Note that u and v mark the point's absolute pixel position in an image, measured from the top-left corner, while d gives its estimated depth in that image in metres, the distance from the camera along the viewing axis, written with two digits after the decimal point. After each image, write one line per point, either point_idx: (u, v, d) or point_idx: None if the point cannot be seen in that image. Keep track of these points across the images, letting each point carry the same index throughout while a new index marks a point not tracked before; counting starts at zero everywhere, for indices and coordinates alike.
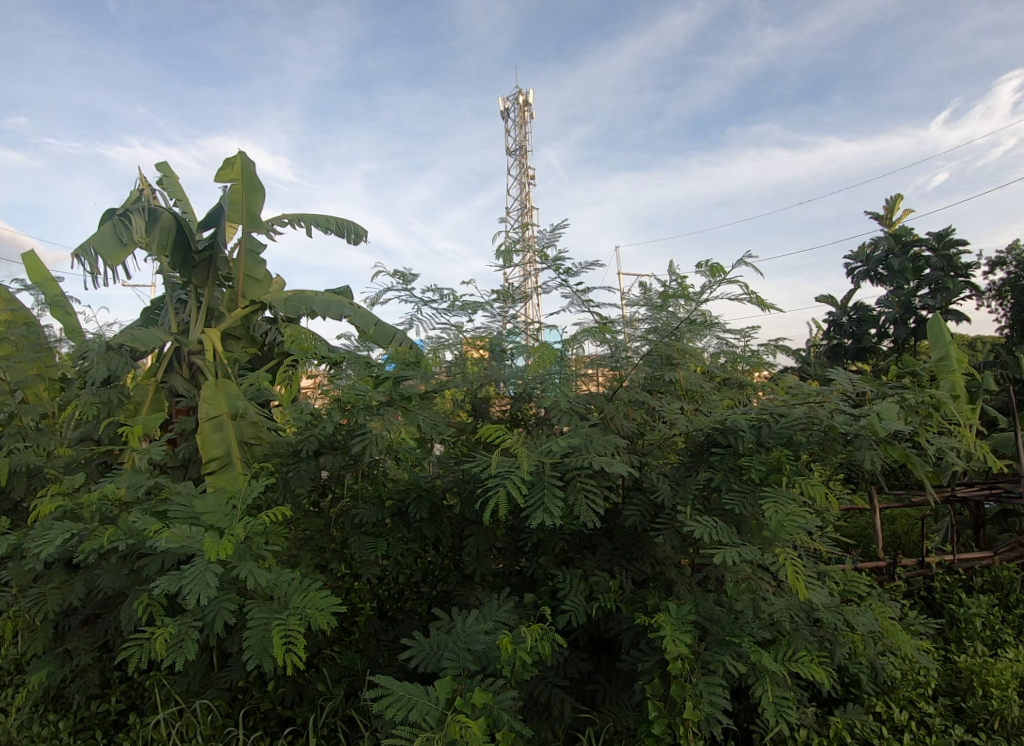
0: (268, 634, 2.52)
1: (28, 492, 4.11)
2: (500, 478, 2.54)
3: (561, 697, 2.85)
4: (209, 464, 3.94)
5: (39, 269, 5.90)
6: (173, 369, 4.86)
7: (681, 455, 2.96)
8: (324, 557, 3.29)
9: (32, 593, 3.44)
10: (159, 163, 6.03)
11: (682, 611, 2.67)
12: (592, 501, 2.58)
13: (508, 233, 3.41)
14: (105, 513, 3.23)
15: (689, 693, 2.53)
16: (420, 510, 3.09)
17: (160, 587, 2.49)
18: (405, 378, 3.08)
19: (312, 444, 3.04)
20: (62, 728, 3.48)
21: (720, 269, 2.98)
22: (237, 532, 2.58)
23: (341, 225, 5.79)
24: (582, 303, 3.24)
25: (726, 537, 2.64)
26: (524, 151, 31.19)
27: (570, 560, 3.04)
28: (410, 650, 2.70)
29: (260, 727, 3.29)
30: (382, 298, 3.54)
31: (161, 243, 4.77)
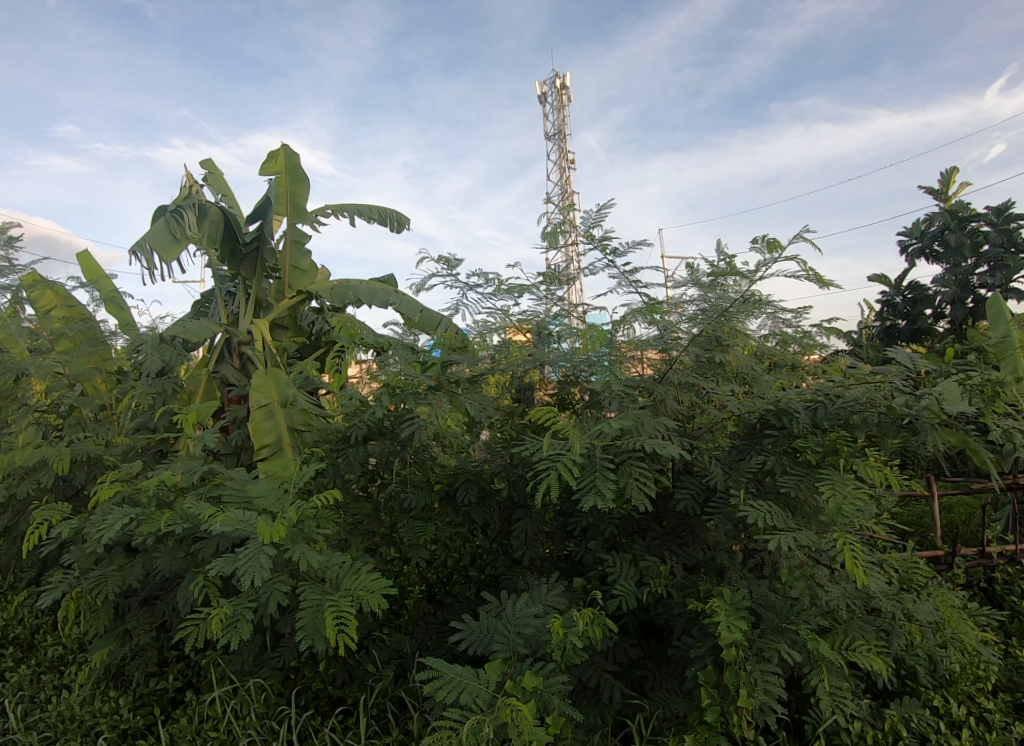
0: (320, 616, 2.56)
1: (89, 480, 4.26)
2: (551, 461, 2.53)
3: (610, 682, 2.83)
4: (260, 451, 3.99)
5: (92, 268, 6.08)
6: (224, 360, 4.93)
7: (733, 439, 2.90)
8: (373, 541, 3.32)
9: (94, 574, 3.56)
10: (205, 160, 6.15)
11: (736, 597, 2.62)
12: (643, 484, 2.53)
13: (552, 214, 3.37)
14: (162, 498, 3.28)
15: (744, 681, 2.49)
16: (468, 493, 3.12)
17: (215, 568, 2.54)
18: (452, 363, 3.10)
19: (361, 430, 3.12)
20: (123, 704, 3.61)
21: (778, 244, 2.88)
22: (290, 516, 2.62)
23: (384, 214, 5.82)
24: (630, 284, 3.19)
25: (781, 522, 2.58)
26: (563, 134, 31.05)
27: (620, 545, 3.01)
28: (461, 633, 2.69)
29: (311, 706, 3.36)
30: (427, 285, 3.49)
31: (211, 237, 4.86)
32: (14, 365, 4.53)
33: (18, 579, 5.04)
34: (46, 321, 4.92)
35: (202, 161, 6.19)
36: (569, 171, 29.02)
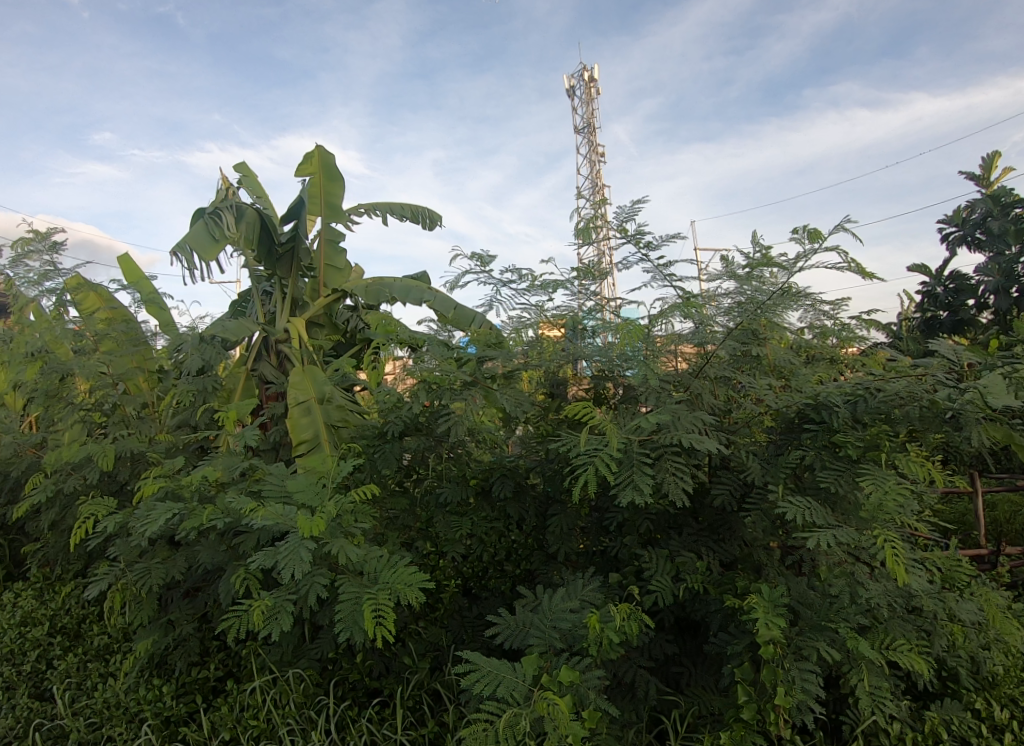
0: (359, 608, 2.60)
1: (132, 475, 4.38)
2: (588, 456, 2.53)
3: (646, 678, 2.83)
4: (299, 447, 4.06)
5: (133, 270, 6.25)
6: (262, 357, 5.04)
7: (770, 433, 2.87)
8: (410, 535, 3.35)
9: (139, 567, 3.65)
10: (240, 163, 6.28)
11: (775, 595, 2.60)
12: (681, 480, 2.53)
13: (585, 210, 3.36)
14: (204, 493, 3.37)
15: (781, 679, 2.47)
16: (505, 488, 3.16)
17: (257, 561, 2.59)
18: (487, 359, 3.12)
19: (397, 426, 3.16)
20: (166, 691, 3.71)
21: (820, 233, 2.83)
22: (329, 510, 2.66)
23: (416, 212, 5.87)
24: (665, 278, 3.18)
25: (820, 518, 2.56)
26: (593, 127, 30.90)
27: (655, 540, 3.01)
28: (497, 627, 2.71)
29: (349, 696, 3.41)
30: (461, 282, 3.51)
31: (249, 238, 4.95)
32: (60, 365, 4.67)
33: (66, 571, 5.21)
34: (91, 322, 5.06)
35: (236, 164, 6.30)
36: (599, 166, 28.86)
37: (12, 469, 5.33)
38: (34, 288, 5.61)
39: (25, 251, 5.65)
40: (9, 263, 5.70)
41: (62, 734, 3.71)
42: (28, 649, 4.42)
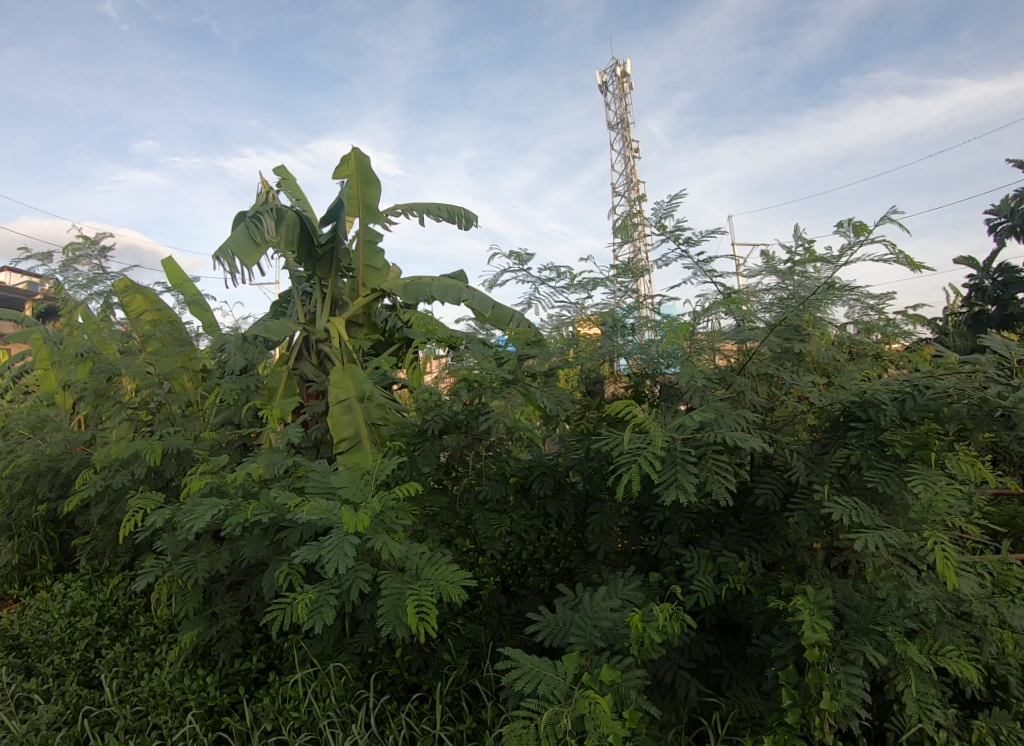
0: (401, 604, 2.62)
1: (178, 471, 4.48)
2: (632, 455, 2.52)
3: (686, 679, 2.81)
4: (340, 444, 4.11)
5: (177, 274, 6.41)
6: (303, 357, 5.13)
7: (814, 431, 2.85)
8: (449, 532, 3.37)
9: (184, 560, 3.74)
10: (279, 167, 6.40)
11: (821, 596, 2.56)
12: (725, 479, 2.51)
13: (623, 207, 3.35)
14: (248, 488, 3.41)
15: (827, 683, 2.43)
16: (544, 485, 3.16)
17: (301, 556, 2.63)
18: (528, 357, 3.14)
19: (437, 423, 3.21)
20: (210, 682, 3.80)
21: (866, 226, 2.78)
22: (372, 506, 2.70)
23: (452, 212, 5.90)
24: (705, 274, 3.15)
25: (868, 519, 2.51)
26: (626, 123, 30.68)
27: (697, 540, 2.99)
28: (537, 624, 2.72)
29: (388, 691, 3.45)
30: (499, 281, 3.54)
31: (289, 240, 5.02)
32: (108, 365, 4.80)
33: (114, 563, 5.39)
34: (138, 322, 5.20)
35: (275, 167, 6.41)
36: (633, 161, 28.64)
37: (62, 465, 5.50)
38: (84, 291, 5.79)
39: (75, 256, 5.82)
40: (59, 267, 5.89)
41: (109, 720, 3.79)
42: (77, 638, 4.56)
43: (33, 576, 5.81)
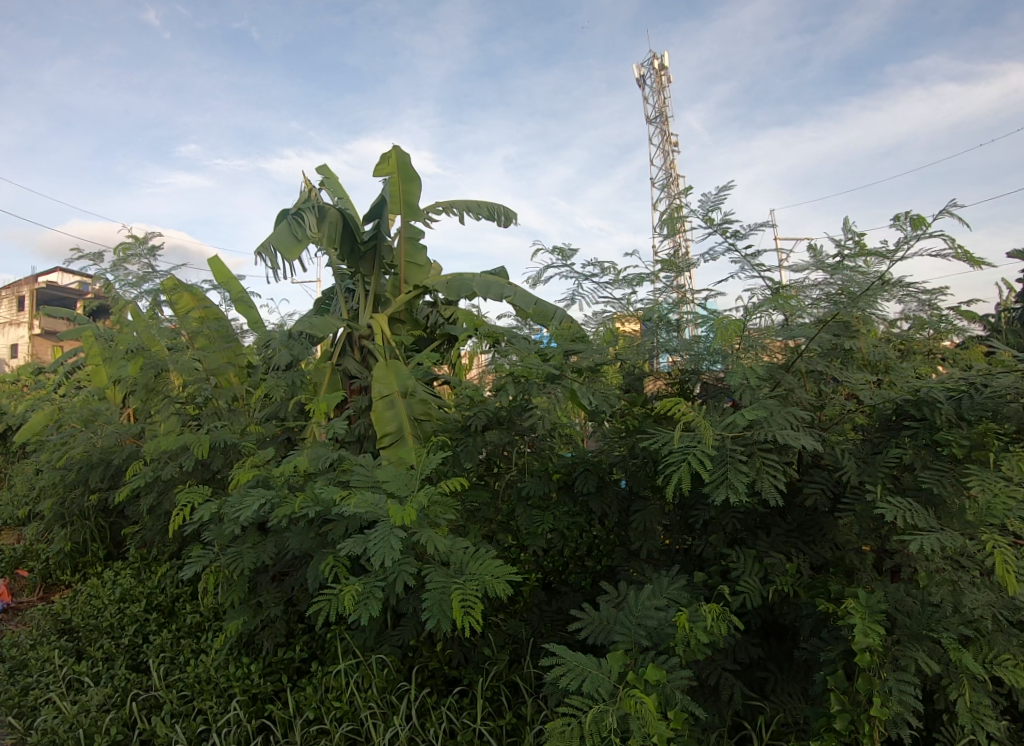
0: (446, 598, 2.63)
1: (225, 464, 4.58)
2: (682, 453, 2.50)
3: (731, 681, 2.76)
4: (384, 439, 4.16)
5: (223, 273, 6.56)
6: (346, 353, 5.22)
7: (865, 431, 2.80)
8: (491, 528, 3.39)
9: (231, 551, 3.81)
10: (321, 166, 6.50)
11: (873, 600, 2.50)
12: (776, 478, 2.47)
13: (669, 201, 3.30)
14: (292, 482, 3.44)
15: (878, 689, 2.37)
16: (588, 483, 3.12)
17: (348, 548, 2.67)
18: (574, 352, 3.13)
19: (480, 419, 3.29)
20: (255, 669, 3.90)
21: (924, 220, 2.69)
22: (418, 501, 2.72)
23: (492, 209, 5.91)
24: (753, 268, 3.09)
25: (923, 521, 2.44)
26: (664, 116, 30.40)
27: (742, 540, 2.95)
28: (580, 622, 2.71)
29: (428, 683, 3.49)
30: (543, 277, 3.53)
31: (331, 238, 5.09)
32: (157, 361, 4.91)
33: (162, 552, 5.56)
34: (186, 320, 5.34)
35: (318, 167, 6.50)
36: (671, 155, 28.30)
37: (113, 456, 5.69)
38: (134, 290, 5.96)
39: (125, 256, 5.99)
40: (110, 266, 6.08)
41: (156, 704, 3.89)
42: (126, 624, 4.71)
43: (84, 563, 6.03)
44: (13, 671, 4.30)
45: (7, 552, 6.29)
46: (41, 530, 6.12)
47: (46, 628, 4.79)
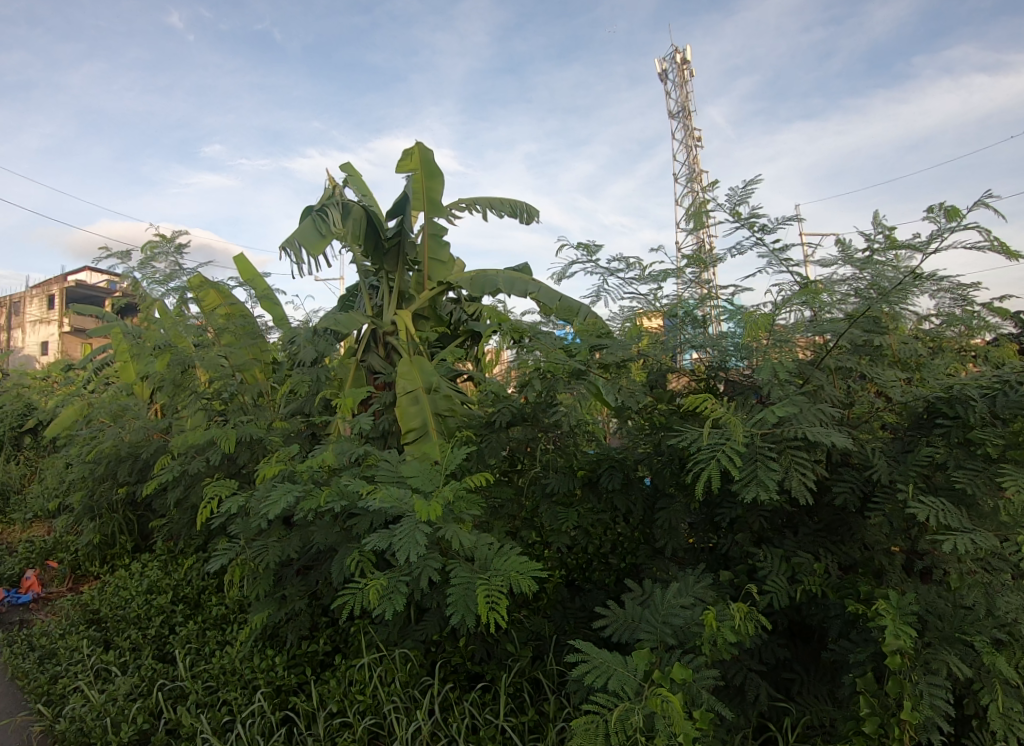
0: (471, 593, 2.64)
1: (251, 459, 4.63)
2: (710, 450, 2.49)
3: (757, 682, 2.74)
4: (408, 435, 4.18)
5: (248, 270, 6.64)
6: (370, 349, 5.27)
7: (895, 430, 2.75)
8: (515, 524, 3.39)
9: (257, 544, 3.84)
10: (345, 164, 6.54)
11: (904, 601, 2.46)
12: (805, 476, 2.45)
13: (695, 195, 3.27)
14: (317, 477, 3.46)
15: (908, 692, 2.33)
16: (613, 479, 3.10)
17: (374, 542, 2.68)
18: (601, 348, 3.11)
19: (505, 416, 3.34)
20: (279, 661, 3.95)
21: (959, 211, 2.63)
22: (444, 495, 2.73)
23: (515, 206, 5.90)
24: (781, 262, 3.05)
25: (956, 521, 2.39)
26: (687, 111, 30.17)
27: (769, 539, 2.91)
28: (605, 619, 2.70)
29: (451, 678, 3.51)
30: (568, 272, 3.52)
31: (356, 234, 5.13)
32: (185, 357, 4.94)
33: (188, 545, 5.65)
34: (212, 317, 5.41)
35: (342, 165, 6.54)
36: (693, 151, 28.08)
37: (141, 450, 5.78)
38: (161, 287, 6.06)
39: (153, 254, 6.08)
40: (138, 264, 6.17)
41: (182, 694, 3.94)
42: (153, 615, 4.79)
43: (112, 555, 6.14)
44: (43, 659, 4.39)
45: (37, 543, 6.42)
46: (71, 522, 6.25)
47: (75, 618, 4.88)
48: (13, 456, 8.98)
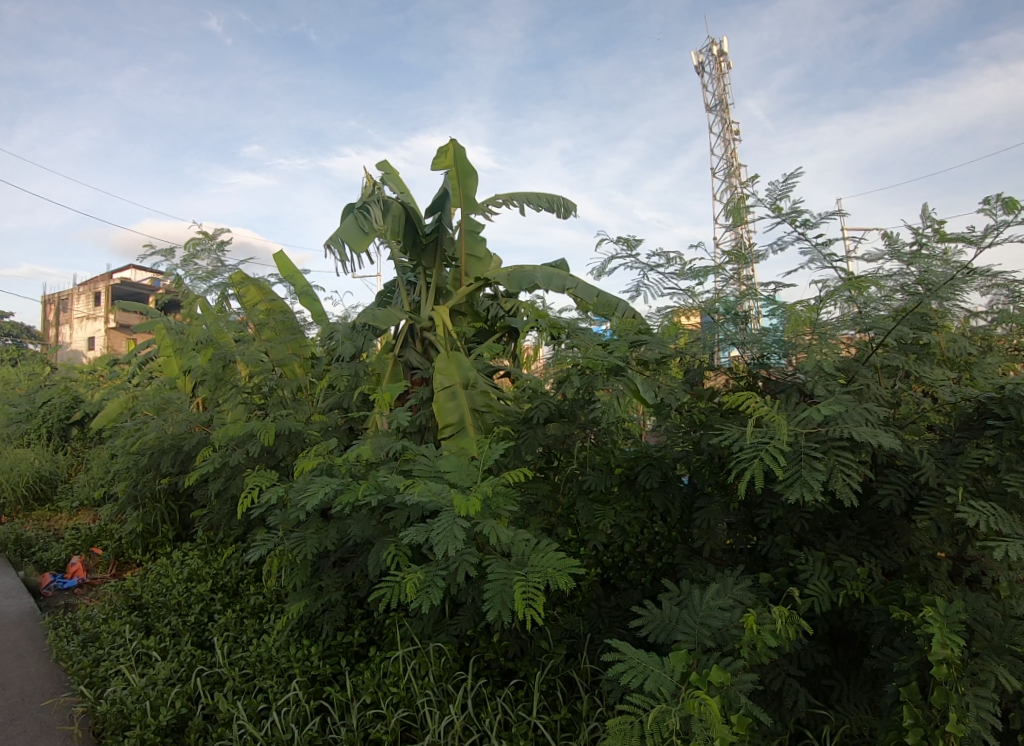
0: (508, 589, 2.64)
1: (289, 452, 4.69)
2: (754, 449, 2.46)
3: (795, 687, 2.69)
4: (445, 430, 4.20)
5: (287, 267, 6.75)
6: (408, 345, 5.32)
7: (943, 431, 2.68)
8: (551, 521, 3.38)
9: (296, 536, 3.89)
10: (381, 162, 6.60)
11: (951, 609, 2.39)
12: (851, 477, 2.40)
13: (735, 189, 3.22)
14: (355, 471, 3.50)
15: (954, 703, 2.26)
16: (651, 477, 3.08)
17: (411, 536, 2.70)
18: (641, 345, 3.11)
19: (543, 411, 3.35)
20: (315, 652, 4.02)
21: (1017, 203, 2.54)
22: (482, 490, 2.74)
23: (552, 200, 5.89)
24: (824, 258, 2.99)
25: (1009, 527, 2.31)
26: (725, 105, 29.76)
27: (810, 542, 2.86)
28: (642, 619, 2.68)
29: (485, 674, 3.53)
30: (607, 268, 3.50)
31: (395, 230, 5.18)
32: (226, 352, 5.03)
33: (227, 535, 5.78)
34: (253, 312, 5.50)
35: (378, 162, 6.60)
36: (732, 144, 27.69)
37: (184, 443, 5.93)
38: (203, 284, 6.20)
39: (195, 252, 6.21)
40: (182, 261, 6.32)
41: (219, 680, 4.03)
42: (193, 602, 4.91)
43: (155, 543, 6.32)
44: (87, 643, 4.53)
45: (82, 530, 6.63)
46: (116, 511, 6.45)
47: (119, 603, 5.02)
48: (61, 446, 9.27)
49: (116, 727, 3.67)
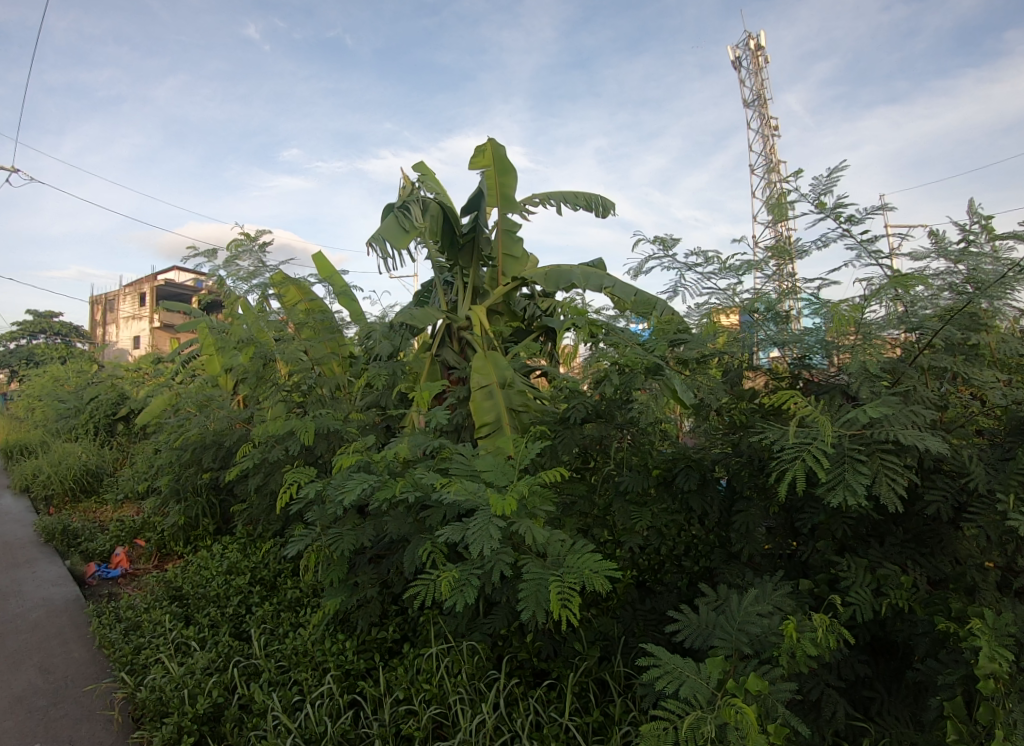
0: (543, 590, 2.64)
1: (327, 449, 4.77)
2: (796, 450, 2.42)
3: (835, 698, 2.64)
4: (481, 429, 4.20)
5: (326, 268, 6.86)
6: (445, 345, 5.37)
7: (992, 435, 2.60)
8: (587, 522, 3.37)
9: (332, 532, 3.95)
10: (419, 163, 6.68)
11: (999, 622, 2.31)
12: (896, 481, 2.35)
13: (777, 186, 3.17)
14: (392, 468, 3.54)
15: (1002, 720, 2.18)
16: (689, 479, 3.05)
17: (447, 534, 2.73)
18: (681, 345, 3.10)
19: (580, 411, 3.35)
20: (350, 646, 4.08)
21: None
22: (518, 490, 2.75)
23: (590, 199, 5.87)
24: (869, 255, 2.92)
25: None
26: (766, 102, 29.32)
27: (853, 548, 2.81)
28: (678, 624, 2.66)
29: (517, 674, 3.53)
30: (644, 267, 3.49)
31: (434, 229, 5.23)
32: (266, 350, 5.17)
33: (266, 530, 5.90)
34: (292, 312, 5.61)
35: (416, 163, 6.68)
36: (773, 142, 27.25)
37: (224, 439, 6.07)
38: (244, 284, 6.35)
39: (238, 252, 6.36)
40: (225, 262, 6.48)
41: (255, 672, 4.11)
42: (232, 594, 5.04)
43: (196, 536, 6.49)
44: (129, 631, 4.66)
45: (126, 522, 6.84)
46: (160, 505, 6.64)
47: (160, 593, 5.16)
48: (106, 441, 9.55)
49: (154, 714, 3.77)
